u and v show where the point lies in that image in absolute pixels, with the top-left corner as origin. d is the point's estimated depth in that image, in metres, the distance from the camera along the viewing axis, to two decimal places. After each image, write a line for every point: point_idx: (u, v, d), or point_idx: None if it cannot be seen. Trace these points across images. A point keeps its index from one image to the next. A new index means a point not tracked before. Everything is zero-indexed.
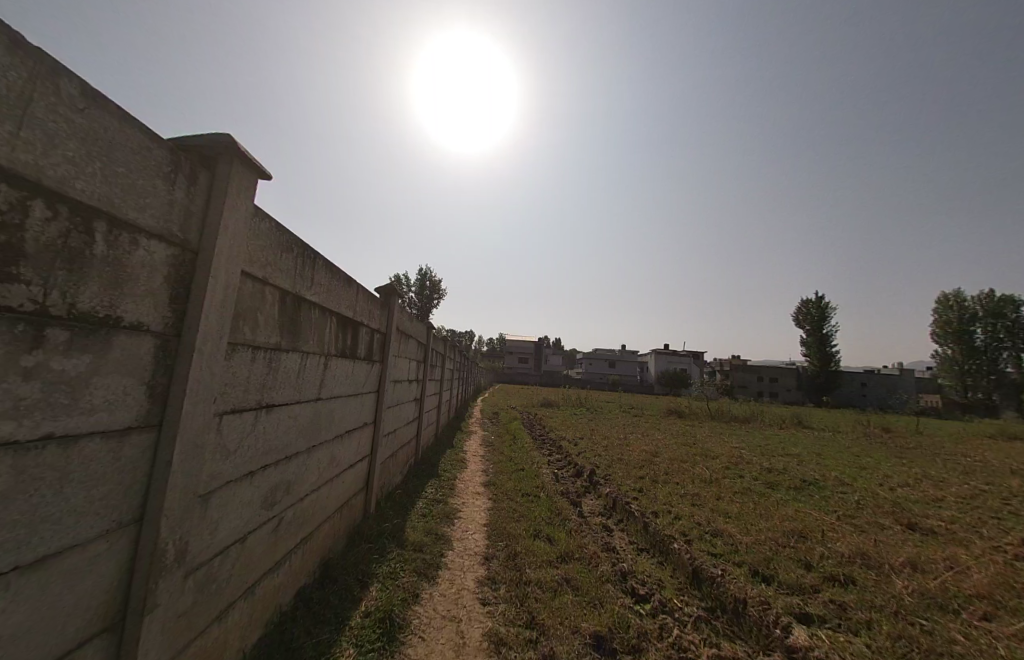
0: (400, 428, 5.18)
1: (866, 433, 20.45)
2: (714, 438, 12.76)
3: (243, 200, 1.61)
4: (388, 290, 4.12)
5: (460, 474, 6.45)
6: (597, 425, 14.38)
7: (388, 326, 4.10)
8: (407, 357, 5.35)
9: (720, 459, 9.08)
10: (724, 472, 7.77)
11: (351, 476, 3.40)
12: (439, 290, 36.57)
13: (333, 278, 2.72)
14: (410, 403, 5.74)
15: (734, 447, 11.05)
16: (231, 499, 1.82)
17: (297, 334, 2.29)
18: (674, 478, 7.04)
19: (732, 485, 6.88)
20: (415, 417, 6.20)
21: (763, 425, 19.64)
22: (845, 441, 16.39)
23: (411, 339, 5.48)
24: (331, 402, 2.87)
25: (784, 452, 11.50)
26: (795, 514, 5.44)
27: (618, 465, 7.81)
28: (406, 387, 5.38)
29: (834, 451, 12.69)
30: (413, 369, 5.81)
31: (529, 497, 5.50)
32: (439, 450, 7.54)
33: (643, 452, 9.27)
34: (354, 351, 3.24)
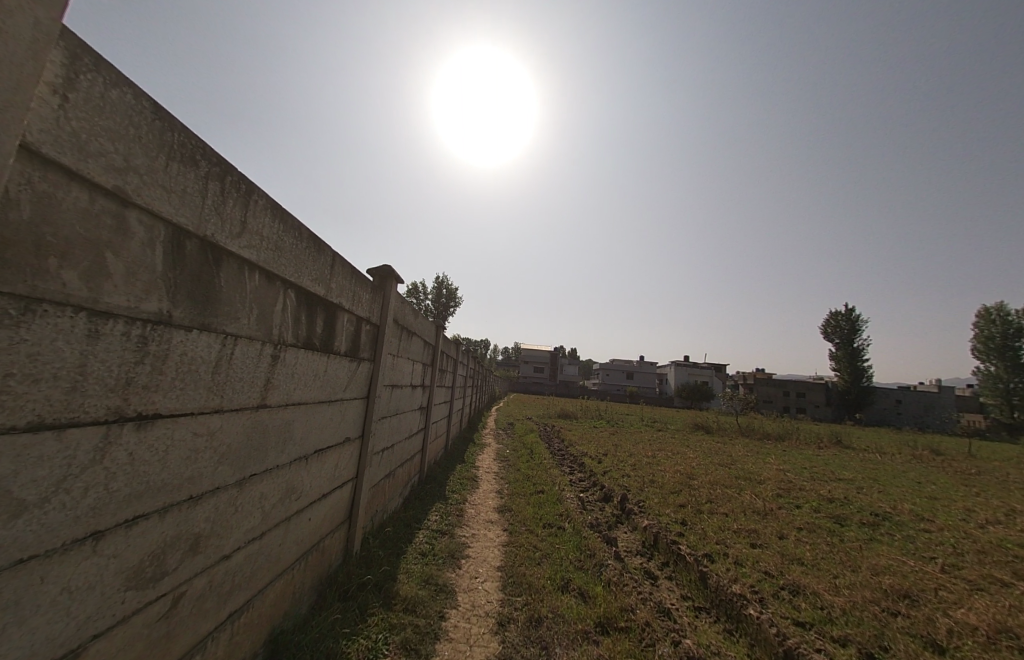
0: (400, 443, 4.32)
1: (916, 455, 18.64)
2: (754, 459, 11.50)
3: (37, 8, 0.84)
4: (384, 271, 3.28)
5: (470, 496, 5.56)
6: (621, 440, 13.25)
7: (383, 316, 3.27)
8: (410, 359, 4.50)
9: (769, 485, 7.93)
10: (779, 502, 6.65)
11: (324, 510, 2.54)
12: (455, 298, 36.15)
13: (291, 233, 1.90)
14: (413, 414, 4.87)
15: (779, 471, 9.81)
16: (31, 591, 0.99)
17: (213, 305, 1.45)
18: (721, 509, 5.99)
19: (792, 520, 5.79)
20: (420, 429, 5.34)
21: (801, 444, 18.07)
22: (897, 464, 14.81)
23: (415, 338, 4.64)
24: (286, 412, 2.02)
25: (835, 476, 10.25)
26: (884, 563, 4.38)
27: (652, 490, 6.80)
28: (408, 395, 4.53)
29: (891, 477, 11.32)
30: (418, 373, 4.97)
31: (552, 530, 4.55)
32: (447, 467, 6.64)
33: (679, 473, 8.20)
34: (328, 344, 2.40)
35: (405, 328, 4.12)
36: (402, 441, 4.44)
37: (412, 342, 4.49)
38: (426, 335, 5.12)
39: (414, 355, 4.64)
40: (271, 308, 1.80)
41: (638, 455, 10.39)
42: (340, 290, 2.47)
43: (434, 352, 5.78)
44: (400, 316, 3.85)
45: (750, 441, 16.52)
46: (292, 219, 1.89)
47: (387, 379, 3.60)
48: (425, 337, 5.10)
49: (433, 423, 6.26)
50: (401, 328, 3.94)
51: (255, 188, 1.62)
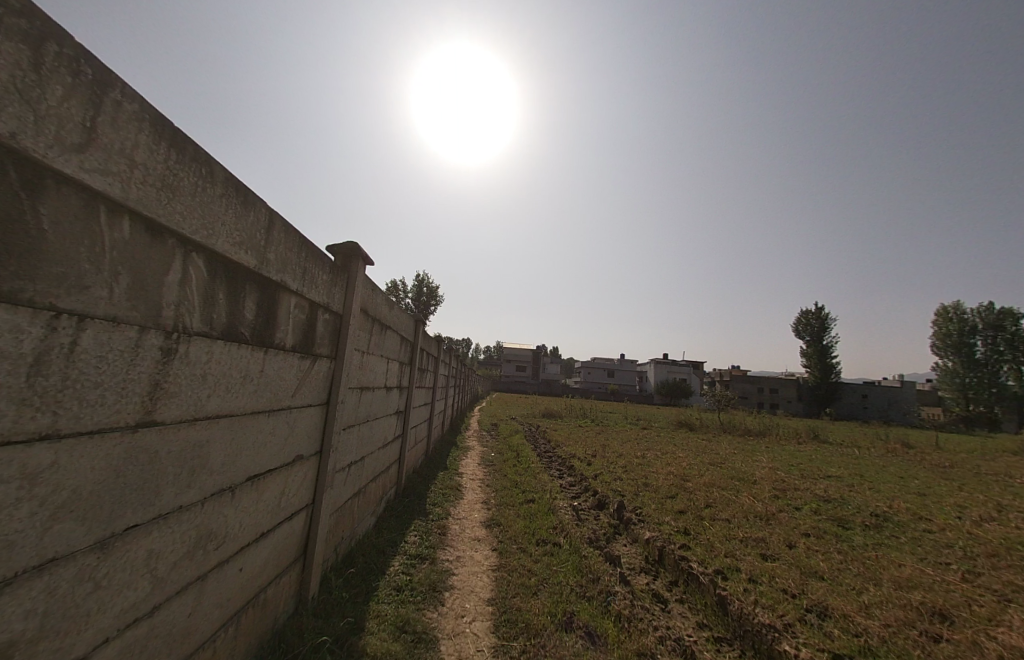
0: (371, 455, 3.70)
1: (892, 449, 18.95)
2: (742, 457, 11.27)
3: None
4: (349, 249, 2.65)
5: (453, 508, 5.00)
6: (608, 440, 12.86)
7: (348, 304, 2.64)
8: (385, 358, 3.88)
9: (764, 485, 7.62)
10: (779, 505, 6.31)
11: (263, 553, 1.94)
12: (435, 295, 35.29)
13: (192, 171, 1.29)
14: (389, 419, 4.27)
15: (770, 469, 9.56)
16: None
17: (19, 257, 0.86)
18: (722, 514, 5.60)
19: (797, 525, 5.45)
20: (397, 437, 4.75)
21: (783, 440, 18.13)
22: (877, 459, 14.92)
23: (390, 334, 4.01)
24: (193, 430, 1.42)
25: (824, 473, 10.11)
26: (903, 573, 4.05)
27: (647, 494, 6.40)
28: (383, 398, 3.92)
29: (876, 472, 11.32)
30: (394, 373, 4.35)
31: (547, 549, 4.02)
32: (427, 475, 6.03)
33: (672, 475, 7.80)
34: (264, 336, 1.79)
35: (378, 320, 3.50)
36: (375, 453, 3.83)
37: (386, 338, 3.86)
38: (402, 329, 4.51)
39: (389, 353, 4.03)
40: (157, 277, 1.20)
41: (628, 456, 10.02)
42: (284, 264, 1.87)
43: (413, 351, 5.17)
44: (371, 306, 3.23)
45: (734, 438, 16.40)
46: (192, 148, 1.29)
47: (355, 381, 2.99)
48: (401, 332, 4.48)
49: (412, 429, 5.62)
50: (373, 321, 3.33)
51: (112, 80, 1.03)
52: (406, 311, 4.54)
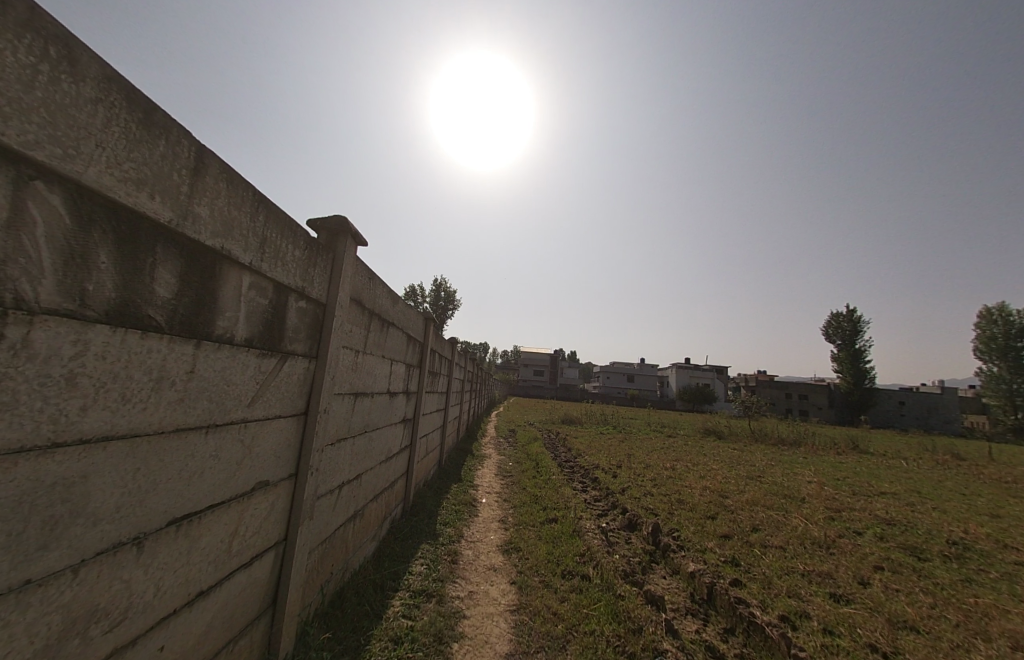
0: (371, 472, 3.19)
1: (943, 462, 17.45)
2: (782, 470, 10.35)
3: None
4: (337, 225, 2.14)
5: (467, 529, 4.45)
6: (633, 449, 12.08)
7: (334, 292, 2.13)
8: (388, 360, 3.37)
9: (815, 505, 6.80)
10: (837, 530, 5.53)
11: (201, 618, 1.44)
12: (452, 300, 35.10)
13: (24, 48, 0.81)
14: (394, 429, 3.76)
15: (817, 485, 8.66)
16: None
17: None
18: (774, 541, 4.89)
19: (865, 556, 4.69)
20: (404, 449, 4.24)
21: (822, 450, 16.89)
22: (930, 473, 13.63)
23: (395, 332, 3.50)
24: (52, 461, 0.93)
25: (878, 489, 9.14)
26: (1016, 625, 3.29)
27: (684, 514, 5.73)
28: (386, 407, 3.42)
29: (936, 489, 10.23)
30: (400, 377, 3.84)
31: (574, 585, 3.43)
32: (440, 489, 5.50)
33: (709, 491, 7.06)
34: (195, 323, 1.29)
35: (378, 316, 3.00)
36: (377, 468, 3.32)
37: (389, 337, 3.35)
38: (410, 328, 4.01)
39: (393, 354, 3.52)
40: None
41: (657, 467, 9.29)
42: (229, 226, 1.38)
43: (423, 353, 4.66)
44: (369, 297, 2.72)
45: (769, 448, 15.32)
46: (23, 12, 0.82)
47: (347, 386, 2.49)
48: (408, 331, 3.98)
49: (422, 438, 5.10)
50: (371, 315, 2.83)
51: None
52: (415, 308, 4.02)
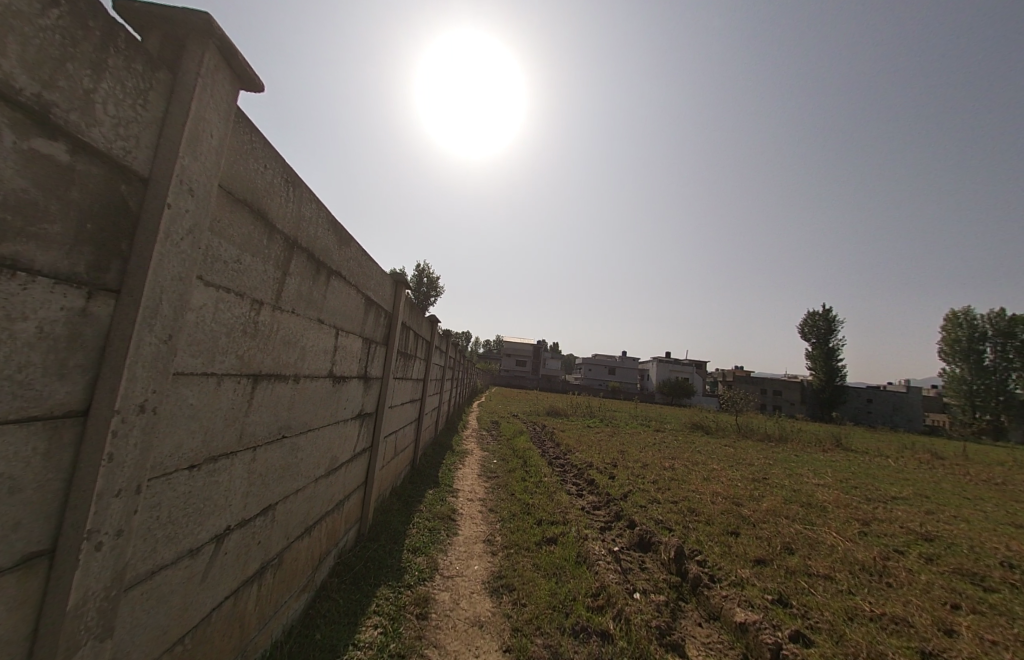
0: (297, 496, 2.06)
1: (928, 462, 17.26)
2: (786, 471, 9.57)
3: None
4: (177, 20, 1.02)
5: (444, 557, 3.39)
6: (626, 445, 11.19)
7: (165, 159, 1.01)
8: (329, 326, 2.23)
9: (839, 514, 6.03)
10: (880, 550, 4.71)
11: None
12: (435, 286, 33.83)
13: None
14: (342, 429, 2.62)
15: (830, 490, 7.88)
16: None
17: None
18: (819, 568, 4.01)
19: (928, 590, 3.86)
20: (360, 453, 3.12)
21: (812, 449, 16.40)
22: (924, 474, 13.20)
23: (342, 286, 2.35)
24: None
25: (890, 494, 8.53)
26: None
27: (702, 530, 4.84)
28: (326, 397, 2.29)
29: (940, 492, 9.77)
30: (354, 356, 2.70)
31: (594, 654, 2.41)
32: (411, 499, 4.41)
33: (721, 498, 6.22)
34: None
35: (306, 252, 1.86)
36: (308, 488, 2.20)
37: (331, 292, 2.20)
38: (369, 289, 2.86)
39: (340, 320, 2.37)
40: None
41: (657, 467, 8.45)
42: None
43: (392, 326, 3.51)
44: (279, 208, 1.59)
45: (761, 445, 14.69)
46: None
47: (225, 359, 1.36)
48: (367, 292, 2.82)
49: (388, 437, 3.96)
50: (289, 244, 1.69)
51: None
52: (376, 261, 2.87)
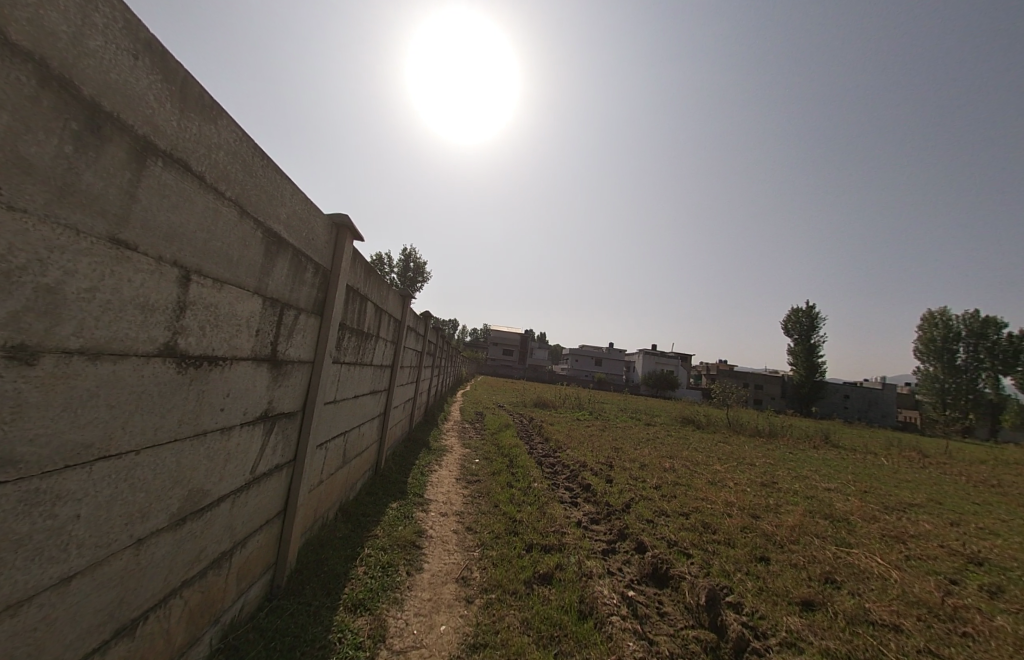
0: (64, 591, 1.04)
1: (919, 461, 16.99)
2: (792, 474, 8.80)
3: None
4: None
5: (399, 614, 2.42)
6: (621, 442, 10.34)
7: None
8: (157, 262, 1.18)
9: (870, 529, 5.26)
10: (936, 583, 3.91)
11: None
12: (420, 270, 32.47)
13: None
14: (216, 445, 1.58)
15: (845, 496, 7.15)
16: None
17: None
18: (881, 615, 3.17)
19: (1015, 642, 3.06)
20: (273, 473, 2.09)
21: (805, 446, 15.89)
22: (922, 474, 12.70)
23: (197, 194, 1.30)
24: None
25: (904, 499, 7.88)
26: None
27: (724, 554, 3.98)
28: (157, 394, 1.25)
29: (951, 497, 9.20)
30: (245, 327, 1.66)
31: None
32: (365, 518, 3.41)
33: (737, 509, 5.39)
34: None
35: (34, 66, 0.82)
36: (110, 564, 1.17)
37: (158, 193, 1.15)
38: (278, 222, 1.80)
39: (194, 255, 1.33)
40: None
41: (657, 468, 7.61)
42: None
43: (331, 289, 2.45)
44: None
45: (756, 442, 13.98)
46: None
47: None
48: (272, 225, 1.76)
49: (332, 443, 2.91)
50: None
51: None
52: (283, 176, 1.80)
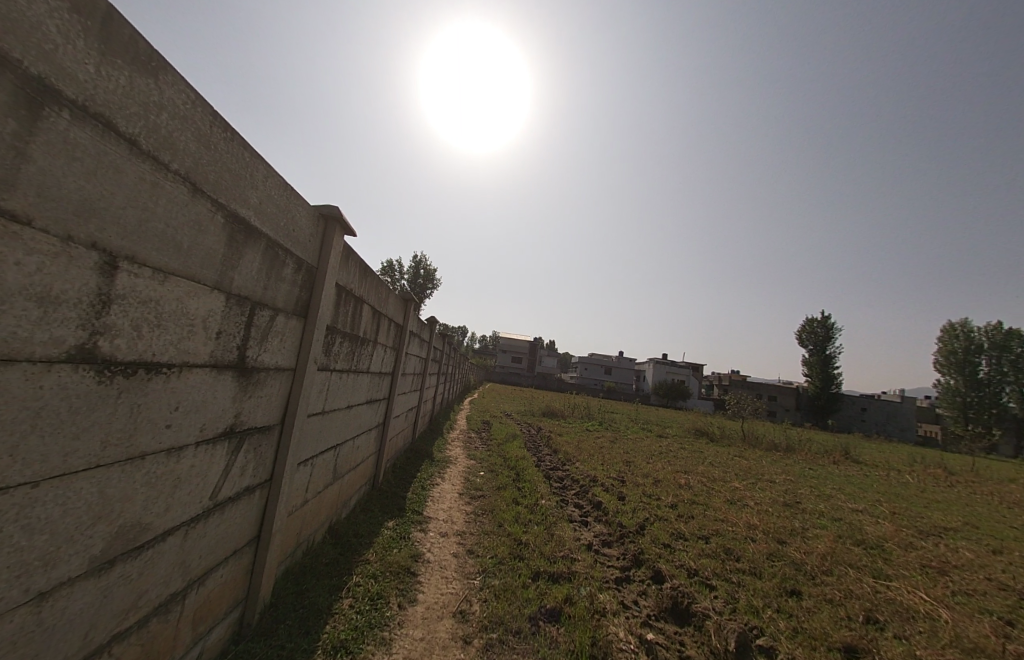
0: None
1: (948, 479, 16.15)
2: (816, 493, 8.30)
3: None
4: None
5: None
6: (633, 455, 9.92)
7: None
8: (61, 243, 0.94)
9: (910, 557, 4.81)
10: (991, 624, 3.48)
11: None
12: (430, 277, 32.43)
13: None
14: (159, 469, 1.32)
15: (876, 519, 6.65)
16: None
17: None
18: None
19: None
20: (242, 497, 1.82)
21: (826, 461, 15.22)
22: (953, 494, 11.99)
23: (125, 163, 1.06)
24: None
25: (940, 522, 7.33)
26: None
27: (751, 586, 3.60)
28: (65, 410, 1.00)
29: (989, 521, 8.57)
30: (199, 328, 1.40)
31: None
32: (357, 540, 3.13)
33: (760, 532, 4.99)
34: None
35: None
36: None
37: (52, 152, 0.91)
38: (245, 207, 1.56)
39: (121, 238, 1.08)
40: None
41: (672, 484, 7.21)
42: None
43: (317, 288, 2.19)
44: None
45: (774, 457, 13.40)
46: None
47: None
48: (236, 209, 1.51)
49: (319, 460, 2.64)
50: None
51: None
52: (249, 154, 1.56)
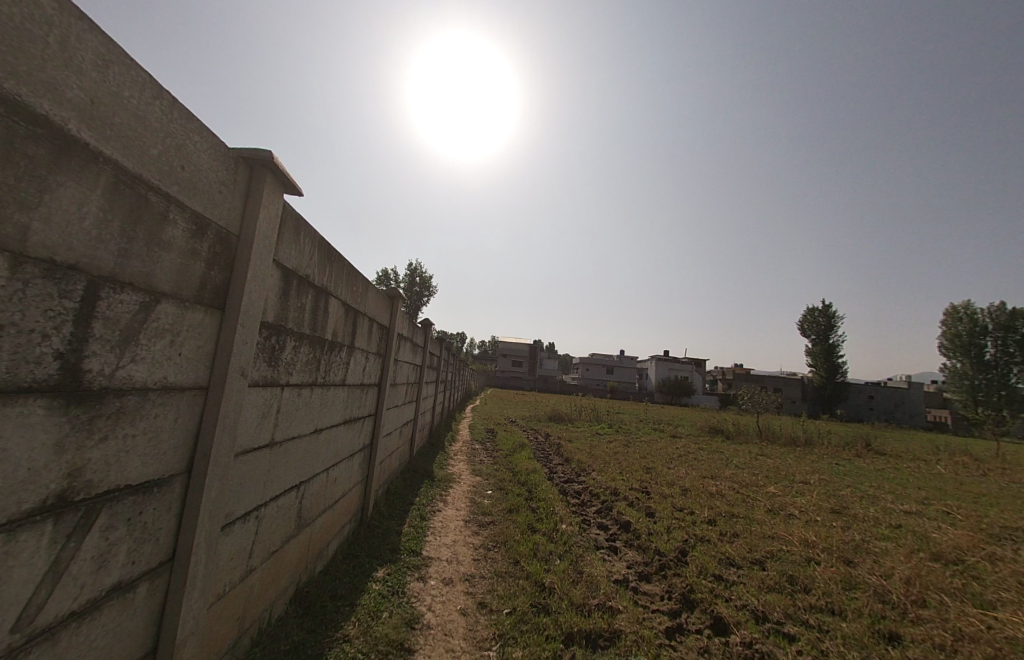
0: None
1: (977, 467, 15.40)
2: (858, 494, 7.54)
3: None
4: None
5: None
6: (652, 461, 9.15)
7: None
8: None
9: (1001, 573, 4.07)
10: None
11: None
12: (427, 287, 31.78)
13: None
14: None
15: (935, 522, 5.91)
16: None
17: None
18: None
19: None
20: (105, 608, 1.08)
21: (850, 454, 14.45)
22: (993, 485, 11.23)
23: None
24: None
25: (1001, 521, 6.58)
26: None
27: (838, 635, 2.85)
28: None
29: None
30: None
31: None
32: (336, 606, 2.38)
33: (821, 552, 4.25)
34: None
35: None
36: None
37: None
38: (39, 95, 0.85)
39: None
40: None
41: (702, 493, 6.46)
42: None
43: (240, 266, 1.46)
44: None
45: (798, 453, 12.61)
46: None
47: None
48: (5, 88, 0.80)
49: (269, 511, 1.89)
50: None
51: None
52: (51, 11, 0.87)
